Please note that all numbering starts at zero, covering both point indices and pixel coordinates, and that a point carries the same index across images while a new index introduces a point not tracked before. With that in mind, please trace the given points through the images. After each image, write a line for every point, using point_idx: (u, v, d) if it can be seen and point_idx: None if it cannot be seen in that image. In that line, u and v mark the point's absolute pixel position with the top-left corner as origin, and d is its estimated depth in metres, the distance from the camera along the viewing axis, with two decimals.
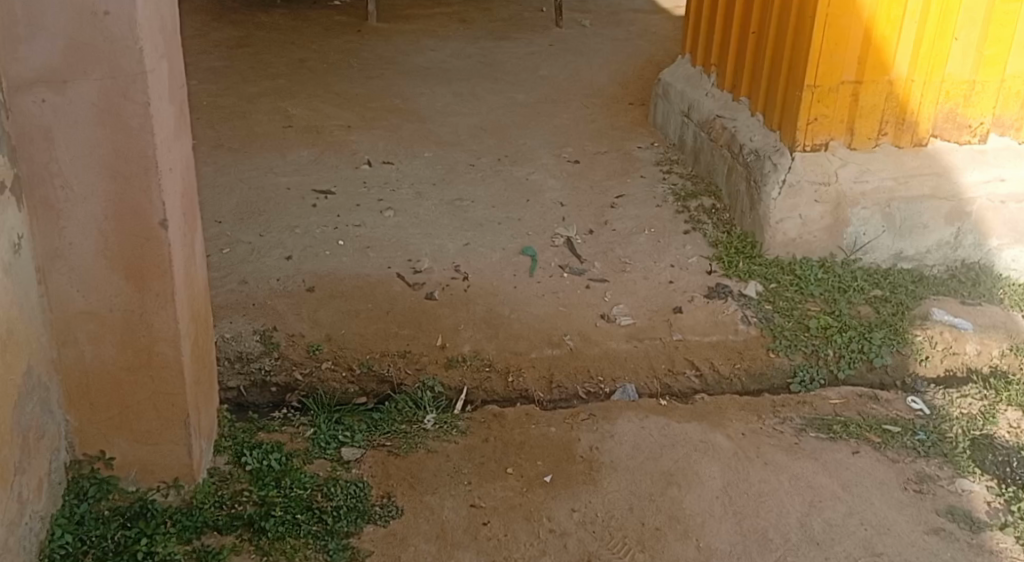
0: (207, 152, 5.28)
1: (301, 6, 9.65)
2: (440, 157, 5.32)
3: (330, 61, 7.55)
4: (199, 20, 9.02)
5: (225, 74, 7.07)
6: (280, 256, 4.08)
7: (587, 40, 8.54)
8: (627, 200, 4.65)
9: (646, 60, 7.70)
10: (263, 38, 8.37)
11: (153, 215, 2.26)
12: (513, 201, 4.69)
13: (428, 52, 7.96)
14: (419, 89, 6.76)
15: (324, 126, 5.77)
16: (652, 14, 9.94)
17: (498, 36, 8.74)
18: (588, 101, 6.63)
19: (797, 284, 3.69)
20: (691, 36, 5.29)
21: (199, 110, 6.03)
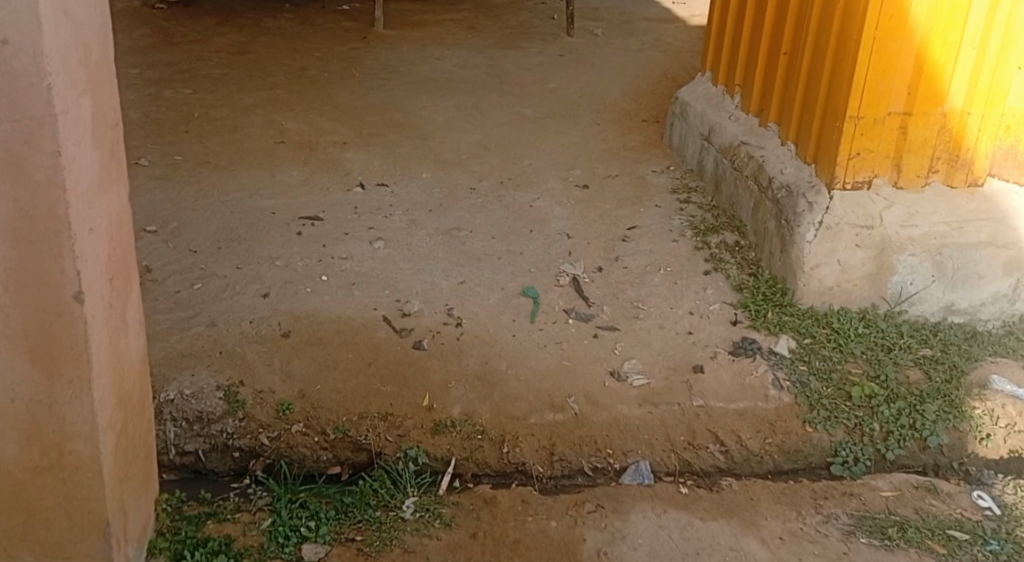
0: (189, 168, 4.86)
1: (306, 13, 9.26)
2: (439, 180, 4.90)
3: (331, 70, 7.13)
4: (196, 23, 8.61)
5: (220, 82, 6.65)
6: (254, 292, 3.63)
7: (600, 49, 8.11)
8: (641, 233, 4.20)
9: (663, 73, 7.26)
10: (266, 44, 7.96)
11: (66, 287, 1.86)
12: (517, 232, 4.26)
13: (433, 61, 7.54)
14: (421, 100, 6.34)
15: (317, 142, 5.34)
16: (667, 23, 9.53)
17: (507, 44, 8.32)
18: (600, 116, 6.20)
19: (836, 342, 3.24)
20: (714, 51, 4.89)
21: (186, 123, 5.61)
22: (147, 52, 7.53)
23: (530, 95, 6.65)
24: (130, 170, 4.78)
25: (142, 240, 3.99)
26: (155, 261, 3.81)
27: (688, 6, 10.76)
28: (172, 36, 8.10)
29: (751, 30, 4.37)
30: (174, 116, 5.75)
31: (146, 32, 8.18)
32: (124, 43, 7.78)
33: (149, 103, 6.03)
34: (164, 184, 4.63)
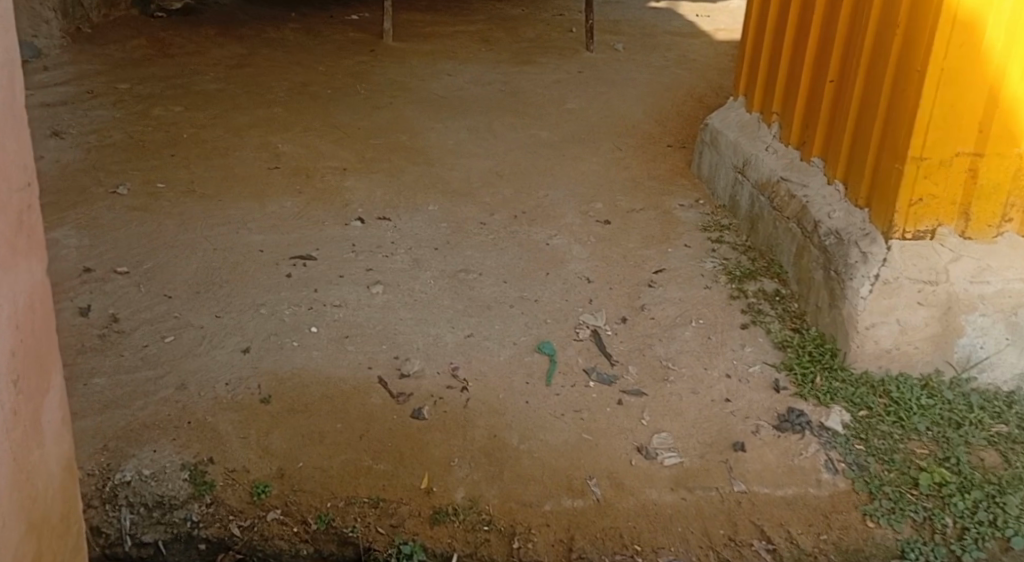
0: (174, 198, 4.47)
1: (314, 23, 8.90)
2: (446, 212, 4.49)
3: (336, 86, 6.76)
4: (197, 34, 8.23)
5: (217, 99, 6.27)
6: (234, 347, 3.25)
7: (620, 67, 7.71)
8: (668, 278, 3.81)
9: (688, 93, 6.85)
10: (268, 58, 7.58)
11: None
12: (531, 276, 3.84)
13: (444, 78, 7.15)
14: (429, 122, 5.94)
15: (315, 168, 4.96)
16: (690, 38, 9.14)
17: (522, 59, 7.94)
18: (621, 141, 5.79)
19: (897, 414, 2.85)
20: (746, 77, 4.54)
21: (174, 146, 5.23)
22: (143, 66, 7.16)
23: (547, 116, 6.24)
24: (107, 200, 4.40)
25: (113, 283, 3.60)
26: (123, 310, 3.43)
27: (712, 20, 10.36)
28: (170, 49, 7.73)
29: (791, 56, 4.00)
30: (163, 138, 5.37)
31: (143, 44, 7.81)
32: (119, 56, 7.41)
33: (138, 123, 5.65)
34: (144, 216, 4.24)
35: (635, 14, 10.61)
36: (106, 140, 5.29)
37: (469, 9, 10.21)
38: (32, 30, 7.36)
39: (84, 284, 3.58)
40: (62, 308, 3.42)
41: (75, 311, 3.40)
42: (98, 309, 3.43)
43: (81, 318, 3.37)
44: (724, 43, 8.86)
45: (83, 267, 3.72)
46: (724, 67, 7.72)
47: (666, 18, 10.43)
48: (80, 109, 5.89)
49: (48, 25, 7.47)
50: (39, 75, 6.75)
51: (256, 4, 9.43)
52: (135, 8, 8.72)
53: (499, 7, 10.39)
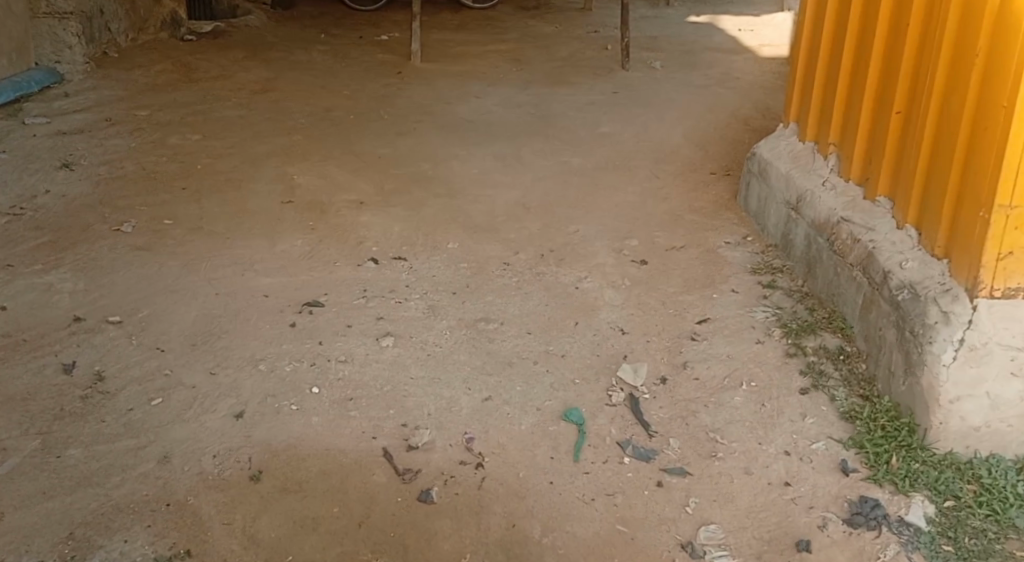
0: (182, 236, 4.07)
1: (342, 45, 8.61)
2: (469, 252, 4.12)
3: (360, 111, 6.41)
4: (224, 57, 7.92)
5: (237, 126, 5.96)
6: (225, 412, 2.78)
7: (658, 86, 7.31)
8: (713, 330, 3.40)
9: (731, 114, 6.43)
10: (292, 82, 7.27)
11: None
12: (559, 327, 3.42)
13: (473, 101, 6.80)
14: (456, 149, 5.58)
15: (330, 202, 4.60)
16: (732, 54, 8.74)
17: (555, 80, 7.58)
18: (660, 168, 5.39)
19: (991, 507, 2.53)
20: (801, 90, 4.12)
21: (188, 177, 4.85)
22: (165, 91, 6.86)
23: (581, 141, 5.85)
24: (111, 237, 3.97)
25: (104, 335, 3.13)
26: (110, 365, 2.96)
27: (756, 35, 9.93)
28: (194, 73, 7.42)
29: (851, 72, 3.58)
30: (176, 167, 5.01)
31: (168, 68, 7.48)
32: (142, 81, 7.09)
33: (153, 153, 5.32)
34: (147, 256, 3.84)
35: (675, 30, 10.21)
36: (118, 171, 4.90)
37: (502, 27, 9.87)
38: (54, 55, 7.02)
39: (72, 335, 3.12)
40: (41, 364, 2.95)
41: (57, 369, 2.93)
42: (83, 365, 2.96)
43: (63, 376, 2.90)
44: (769, 59, 8.43)
45: (74, 316, 3.25)
46: (769, 86, 7.29)
47: (707, 34, 10.02)
48: (94, 138, 5.59)
49: (71, 50, 7.05)
50: (58, 102, 6.45)
51: (285, 27, 9.15)
52: (164, 32, 8.41)
53: (532, 24, 10.05)
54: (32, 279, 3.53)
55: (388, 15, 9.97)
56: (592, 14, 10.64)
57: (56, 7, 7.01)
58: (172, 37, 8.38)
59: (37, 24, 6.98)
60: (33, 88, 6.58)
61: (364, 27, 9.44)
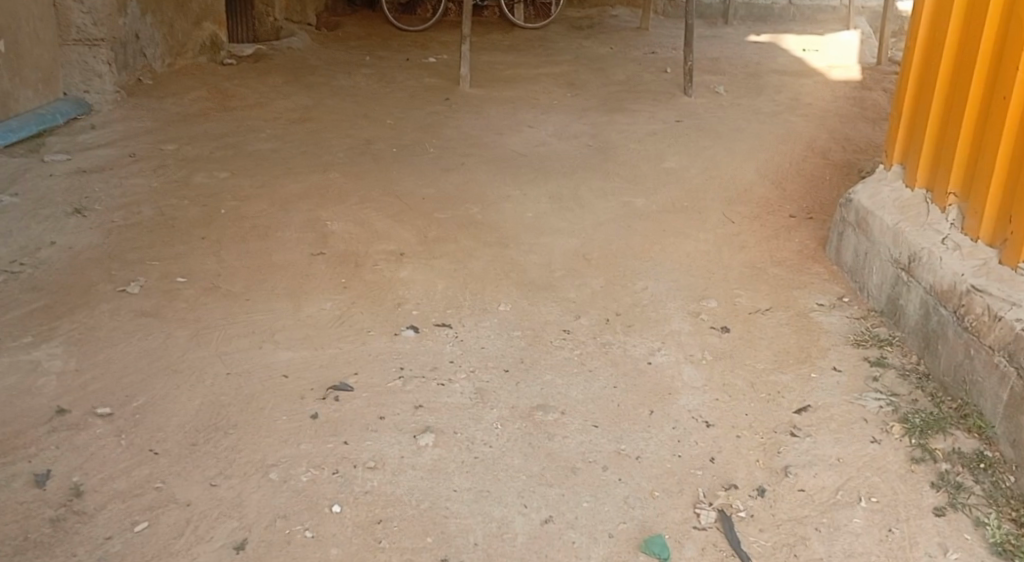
0: (195, 297, 3.58)
1: (386, 68, 8.14)
2: (523, 315, 3.60)
3: (404, 140, 5.88)
4: (263, 82, 7.37)
5: (269, 159, 5.34)
6: (224, 541, 2.33)
7: (724, 113, 6.73)
8: (816, 423, 2.81)
9: (807, 145, 5.84)
10: (332, 109, 6.67)
11: None
12: (631, 419, 2.85)
13: (525, 131, 6.28)
14: (506, 187, 5.06)
15: (366, 254, 4.07)
16: (801, 76, 8.13)
17: (612, 106, 7.03)
18: (734, 211, 4.81)
19: None
20: (910, 119, 3.57)
21: (209, 224, 4.31)
22: (197, 121, 6.14)
23: (645, 178, 5.29)
24: (114, 301, 3.50)
25: (89, 432, 2.66)
26: (91, 476, 2.50)
27: (822, 56, 9.31)
28: (231, 99, 6.80)
29: (984, 99, 3.06)
30: (199, 212, 4.45)
31: (204, 96, 6.84)
32: (173, 110, 6.34)
33: (175, 195, 4.69)
34: (152, 324, 3.35)
35: (736, 50, 9.62)
36: (134, 217, 4.37)
37: (554, 49, 9.35)
38: (83, 85, 6.24)
39: (51, 434, 2.65)
40: (9, 476, 2.50)
41: (28, 482, 2.48)
42: (59, 475, 2.50)
43: (33, 491, 2.45)
44: (839, 82, 7.82)
45: (57, 406, 2.79)
46: (845, 112, 6.69)
47: (771, 55, 9.42)
48: (114, 178, 4.97)
49: (101, 79, 6.26)
50: (80, 135, 5.76)
51: (329, 50, 8.69)
52: (202, 56, 7.85)
53: (586, 46, 9.51)
54: (18, 357, 3.07)
55: (436, 37, 9.49)
56: (649, 34, 10.08)
57: (87, 32, 6.17)
58: (211, 62, 7.86)
59: (67, 52, 6.18)
60: (57, 120, 5.88)
61: (410, 49, 8.97)
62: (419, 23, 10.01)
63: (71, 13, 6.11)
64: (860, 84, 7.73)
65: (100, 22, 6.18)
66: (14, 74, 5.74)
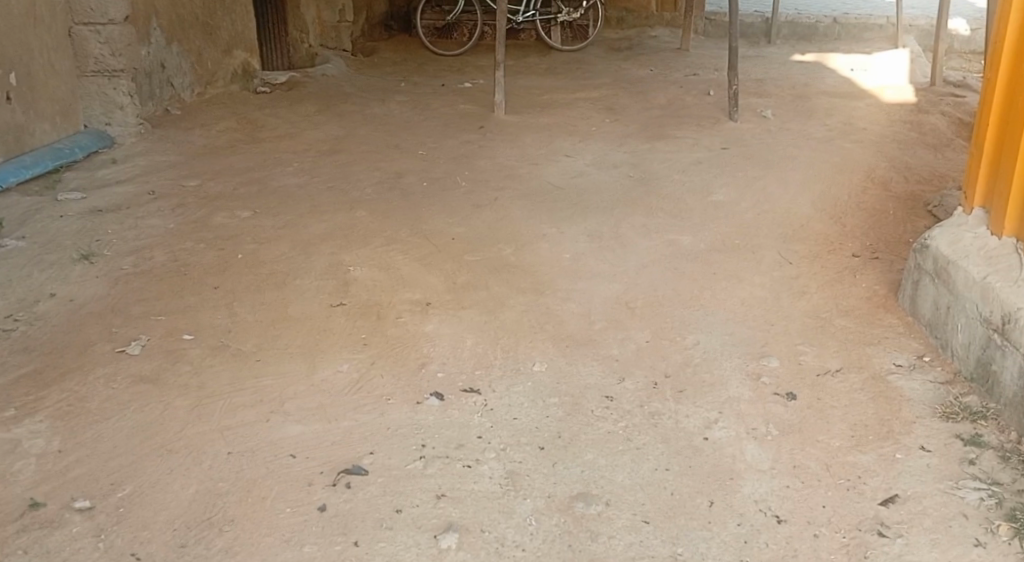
0: (200, 359, 3.21)
1: (418, 94, 7.83)
2: (560, 375, 3.23)
3: (434, 172, 5.54)
4: (294, 111, 6.98)
5: (293, 197, 4.97)
6: None
7: (774, 139, 6.35)
8: (907, 520, 2.49)
9: (863, 172, 5.44)
10: (364, 139, 6.30)
11: None
12: (686, 512, 2.54)
13: (562, 161, 5.93)
14: (542, 224, 4.70)
15: (388, 306, 3.67)
16: (852, 98, 7.72)
17: (654, 132, 6.66)
18: (791, 251, 4.40)
19: None
20: (993, 155, 3.24)
21: (224, 271, 3.91)
22: (223, 154, 5.76)
23: (694, 213, 4.90)
24: (111, 364, 3.16)
25: (63, 533, 2.41)
26: None
27: (871, 75, 8.87)
28: (262, 130, 6.41)
29: None
30: (213, 257, 4.05)
31: (232, 126, 6.42)
32: (200, 142, 5.96)
33: (191, 237, 4.29)
34: (150, 394, 3.01)
35: (782, 71, 9.25)
36: (145, 264, 3.96)
37: (593, 72, 9.02)
38: (104, 117, 5.94)
39: (21, 535, 2.41)
40: None
41: None
42: None
43: None
44: (893, 103, 7.42)
45: (32, 497, 2.53)
46: (901, 136, 6.29)
47: (818, 76, 9.00)
48: (129, 218, 4.53)
49: (123, 110, 5.95)
50: (101, 171, 5.36)
51: (362, 76, 8.38)
52: (236, 84, 7.38)
53: (626, 68, 9.16)
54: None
55: (471, 61, 9.19)
56: (690, 55, 9.71)
57: (106, 63, 5.88)
58: (246, 90, 7.37)
59: (85, 83, 5.92)
60: (76, 155, 5.54)
61: (445, 74, 8.66)
62: (456, 47, 9.69)
63: (88, 43, 5.84)
64: (913, 105, 7.32)
65: (118, 52, 5.88)
66: (29, 106, 5.48)
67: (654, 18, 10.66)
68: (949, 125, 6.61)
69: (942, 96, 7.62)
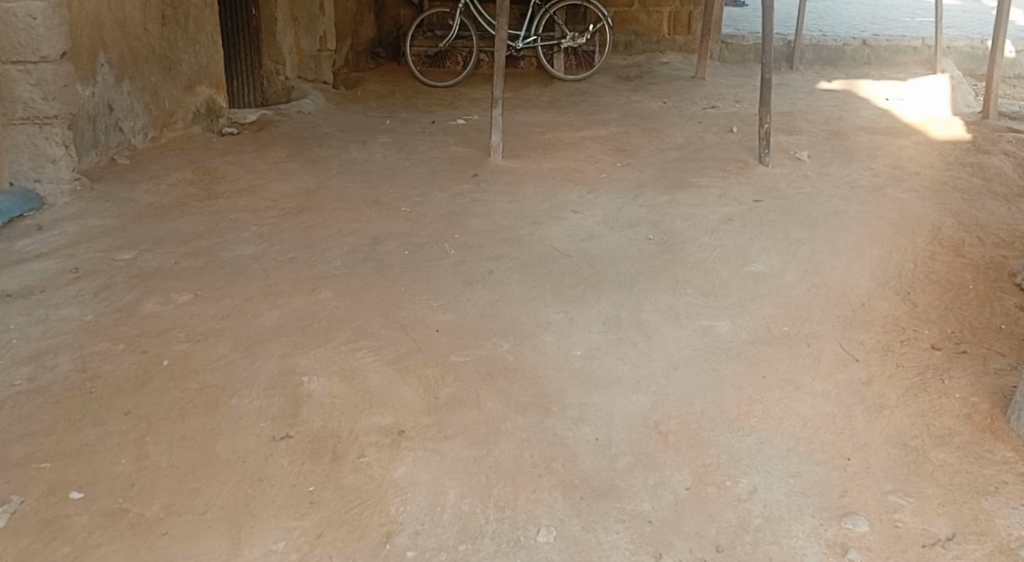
0: (85, 537, 2.42)
1: (407, 133, 7.06)
2: (573, 550, 2.43)
3: (422, 234, 4.76)
4: (262, 156, 6.08)
5: (246, 271, 4.13)
6: None
7: (813, 193, 5.73)
8: None
9: (913, 247, 4.76)
10: (338, 190, 5.41)
11: None
12: None
13: (569, 218, 5.17)
14: (544, 305, 3.91)
15: (349, 440, 2.80)
16: (896, 141, 7.19)
17: (673, 180, 5.93)
18: (854, 341, 3.73)
19: None
20: None
21: (142, 386, 3.09)
22: (171, 215, 4.91)
23: (724, 300, 4.10)
24: None
25: None
26: None
27: (910, 108, 8.33)
28: (219, 181, 5.52)
29: None
30: (132, 364, 3.24)
31: (187, 177, 5.55)
32: (145, 200, 5.12)
33: (109, 335, 3.47)
34: None
35: (811, 102, 8.64)
36: (43, 377, 3.17)
37: (599, 105, 8.25)
38: (32, 172, 5.12)
39: None
40: None
41: None
42: None
43: None
44: (931, 155, 6.74)
45: None
46: (949, 200, 5.59)
47: (851, 109, 8.41)
48: (38, 307, 3.73)
49: (55, 164, 5.14)
50: (19, 240, 4.53)
51: (344, 112, 7.57)
52: (197, 125, 6.44)
53: (636, 100, 8.38)
54: None
55: (466, 93, 8.41)
56: (705, 84, 8.95)
57: (36, 108, 5.06)
58: (209, 132, 6.45)
59: (13, 132, 5.10)
60: None
61: (437, 109, 7.87)
62: (450, 77, 8.90)
63: (16, 85, 5.03)
64: (954, 156, 6.65)
65: (52, 96, 5.07)
66: None
67: (666, 41, 9.87)
68: (999, 186, 5.93)
69: (986, 146, 6.97)
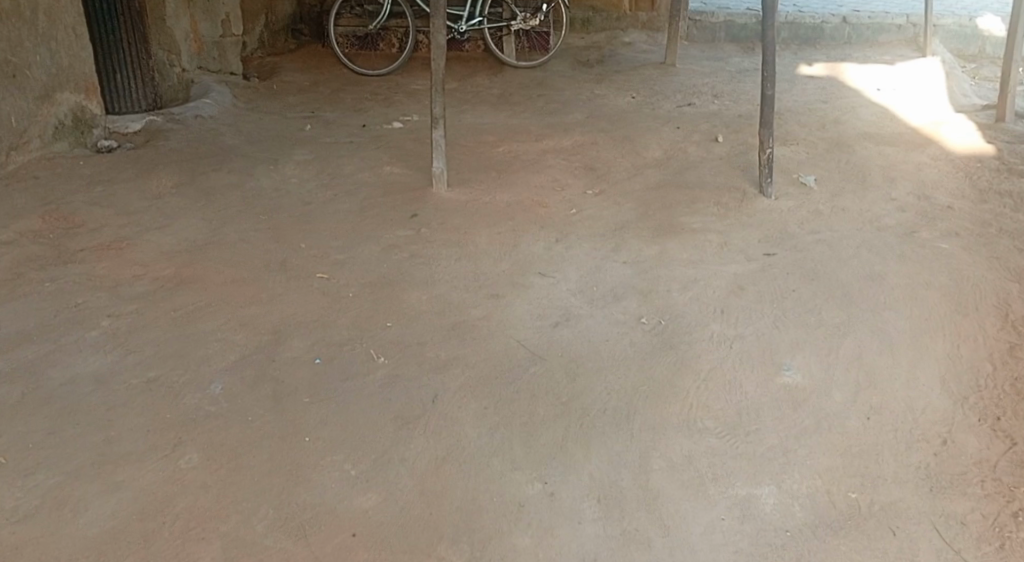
0: None
1: (333, 143, 5.75)
2: None
3: (340, 319, 3.49)
4: (139, 187, 4.73)
5: (79, 412, 2.86)
6: None
7: (835, 239, 4.61)
8: None
9: (984, 336, 3.70)
10: (232, 245, 4.11)
11: None
12: None
13: (535, 285, 3.94)
14: (512, 470, 2.76)
15: None
16: (909, 154, 6.10)
17: (660, 220, 4.76)
18: (956, 522, 2.73)
19: None
20: None
21: None
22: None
23: (756, 444, 2.97)
24: None
25: None
26: None
27: (907, 101, 7.26)
28: (77, 233, 4.14)
29: None
30: None
31: (35, 226, 4.18)
32: None
33: None
34: None
35: (797, 95, 7.50)
36: None
37: (558, 102, 6.99)
38: None
39: None
40: None
41: None
42: None
43: None
44: (957, 178, 5.64)
45: None
46: (1000, 251, 4.53)
47: (845, 103, 7.29)
48: None
49: None
50: None
51: (255, 113, 6.23)
52: (61, 142, 5.10)
53: (601, 95, 7.15)
54: None
55: (404, 85, 7.09)
56: (676, 73, 7.74)
57: None
58: (79, 149, 5.13)
59: None
60: None
61: (366, 107, 6.54)
62: (385, 64, 7.55)
63: None
64: (985, 181, 5.58)
65: None
66: None
67: (627, 19, 8.62)
68: None
69: (1016, 164, 5.90)
